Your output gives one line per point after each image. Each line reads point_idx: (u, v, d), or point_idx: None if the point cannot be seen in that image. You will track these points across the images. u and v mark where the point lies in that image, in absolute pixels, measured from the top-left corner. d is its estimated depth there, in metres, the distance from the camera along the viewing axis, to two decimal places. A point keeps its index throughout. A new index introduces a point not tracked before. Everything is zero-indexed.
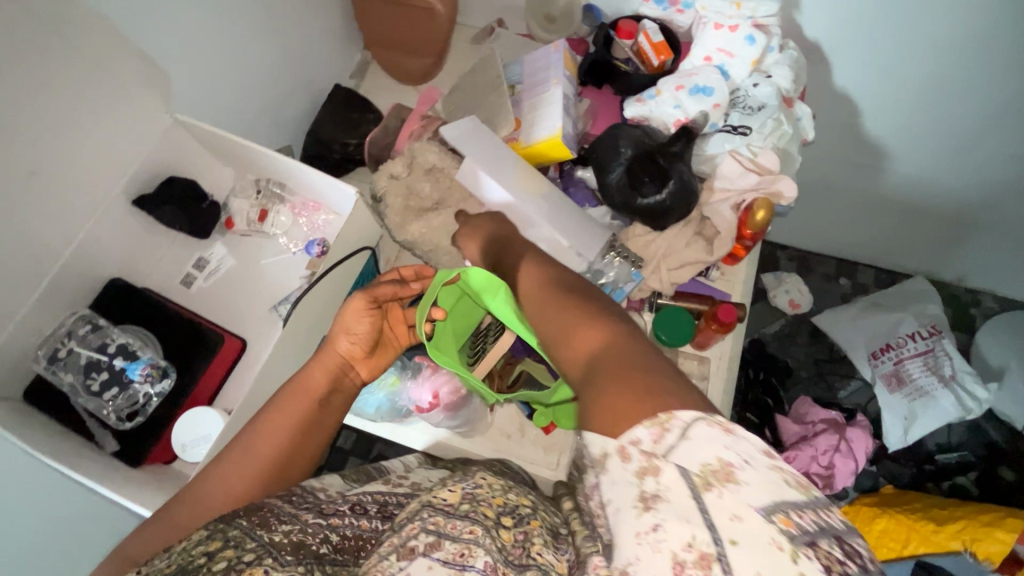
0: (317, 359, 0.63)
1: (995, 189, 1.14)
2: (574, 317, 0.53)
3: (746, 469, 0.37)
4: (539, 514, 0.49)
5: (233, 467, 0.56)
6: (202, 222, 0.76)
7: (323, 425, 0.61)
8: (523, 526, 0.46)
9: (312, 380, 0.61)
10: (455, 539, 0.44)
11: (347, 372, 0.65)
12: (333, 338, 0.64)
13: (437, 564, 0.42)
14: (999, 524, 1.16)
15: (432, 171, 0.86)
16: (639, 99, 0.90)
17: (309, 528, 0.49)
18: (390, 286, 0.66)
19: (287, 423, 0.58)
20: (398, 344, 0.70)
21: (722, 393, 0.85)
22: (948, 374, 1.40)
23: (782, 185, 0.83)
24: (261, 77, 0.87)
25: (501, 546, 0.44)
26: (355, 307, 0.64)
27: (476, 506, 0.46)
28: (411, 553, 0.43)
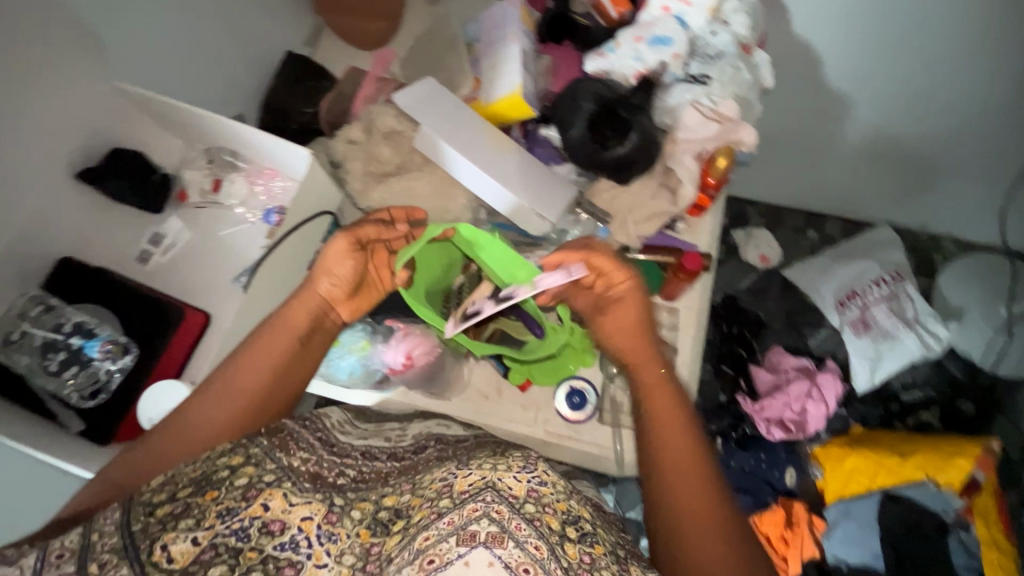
0: (296, 297, 0.64)
1: (951, 133, 1.16)
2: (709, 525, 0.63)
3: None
4: (599, 536, 0.52)
5: (216, 397, 0.60)
6: (152, 195, 0.73)
7: (305, 364, 0.65)
8: (587, 549, 0.50)
9: (291, 320, 0.64)
10: (519, 546, 0.47)
11: (327, 311, 0.66)
12: (314, 279, 0.65)
13: (497, 564, 0.46)
14: (960, 453, 1.25)
15: (391, 135, 0.84)
16: (598, 53, 0.88)
17: (325, 462, 0.59)
18: (373, 227, 0.65)
19: (267, 363, 0.62)
20: (381, 287, 0.70)
21: (693, 343, 0.86)
22: (911, 316, 1.45)
23: (743, 133, 0.84)
24: (208, 43, 0.83)
25: (568, 565, 0.48)
26: (338, 249, 0.64)
27: (541, 514, 0.50)
28: (471, 539, 0.47)
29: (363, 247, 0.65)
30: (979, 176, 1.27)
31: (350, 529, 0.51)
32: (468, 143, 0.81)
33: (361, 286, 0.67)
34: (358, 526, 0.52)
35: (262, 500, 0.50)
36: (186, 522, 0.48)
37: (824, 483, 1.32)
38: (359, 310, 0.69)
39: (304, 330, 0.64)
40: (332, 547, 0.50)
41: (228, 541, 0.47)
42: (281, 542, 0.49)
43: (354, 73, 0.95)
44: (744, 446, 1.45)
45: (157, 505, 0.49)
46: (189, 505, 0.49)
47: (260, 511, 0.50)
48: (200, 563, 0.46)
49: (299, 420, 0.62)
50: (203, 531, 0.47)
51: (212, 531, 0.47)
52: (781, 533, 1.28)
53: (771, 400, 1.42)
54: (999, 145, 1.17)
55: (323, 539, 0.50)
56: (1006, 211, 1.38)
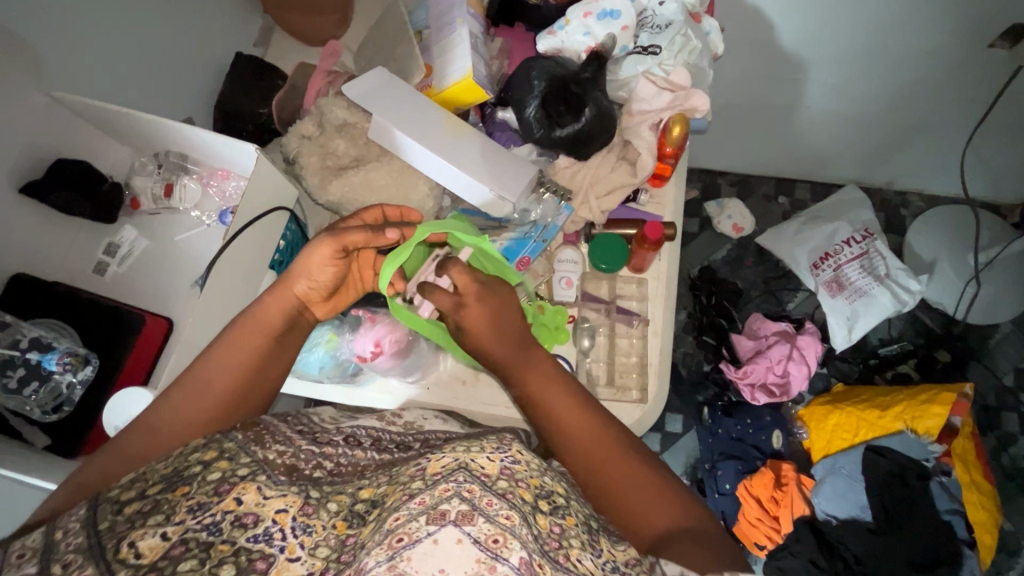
0: (272, 293, 0.63)
1: (908, 88, 1.17)
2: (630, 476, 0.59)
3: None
4: (571, 509, 0.52)
5: (187, 394, 0.57)
6: (105, 205, 0.72)
7: (280, 362, 0.64)
8: (559, 520, 0.49)
9: (267, 315, 0.62)
10: (490, 520, 0.44)
11: (303, 311, 0.65)
12: (292, 278, 0.63)
13: (468, 540, 0.43)
14: (936, 400, 1.27)
15: (344, 127, 0.84)
16: (549, 31, 0.89)
17: (301, 454, 0.55)
18: (361, 234, 0.63)
19: (241, 359, 0.60)
20: (361, 287, 0.72)
21: (664, 311, 0.87)
22: (883, 273, 1.48)
23: (696, 99, 0.85)
24: (151, 47, 0.81)
25: (538, 534, 0.47)
26: (323, 254, 0.62)
27: (514, 487, 0.48)
28: (441, 517, 0.44)
29: (347, 251, 0.64)
30: (939, 129, 1.29)
31: (327, 521, 0.47)
32: (425, 130, 0.80)
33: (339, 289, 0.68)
34: (334, 518, 0.48)
35: (235, 494, 0.46)
36: (156, 518, 0.43)
37: (810, 442, 1.38)
38: (334, 310, 0.69)
39: (282, 327, 0.63)
40: (308, 539, 0.46)
41: (199, 536, 0.43)
42: (255, 534, 0.44)
43: (304, 67, 0.93)
44: (731, 413, 1.46)
45: (125, 503, 0.44)
46: (159, 501, 0.44)
47: (233, 505, 0.45)
48: (169, 559, 0.41)
49: (279, 416, 0.60)
50: (173, 525, 0.43)
51: (183, 526, 0.43)
52: (772, 494, 1.33)
53: (753, 366, 1.43)
54: (957, 96, 1.18)
55: (299, 531, 0.46)
56: (967, 162, 1.41)
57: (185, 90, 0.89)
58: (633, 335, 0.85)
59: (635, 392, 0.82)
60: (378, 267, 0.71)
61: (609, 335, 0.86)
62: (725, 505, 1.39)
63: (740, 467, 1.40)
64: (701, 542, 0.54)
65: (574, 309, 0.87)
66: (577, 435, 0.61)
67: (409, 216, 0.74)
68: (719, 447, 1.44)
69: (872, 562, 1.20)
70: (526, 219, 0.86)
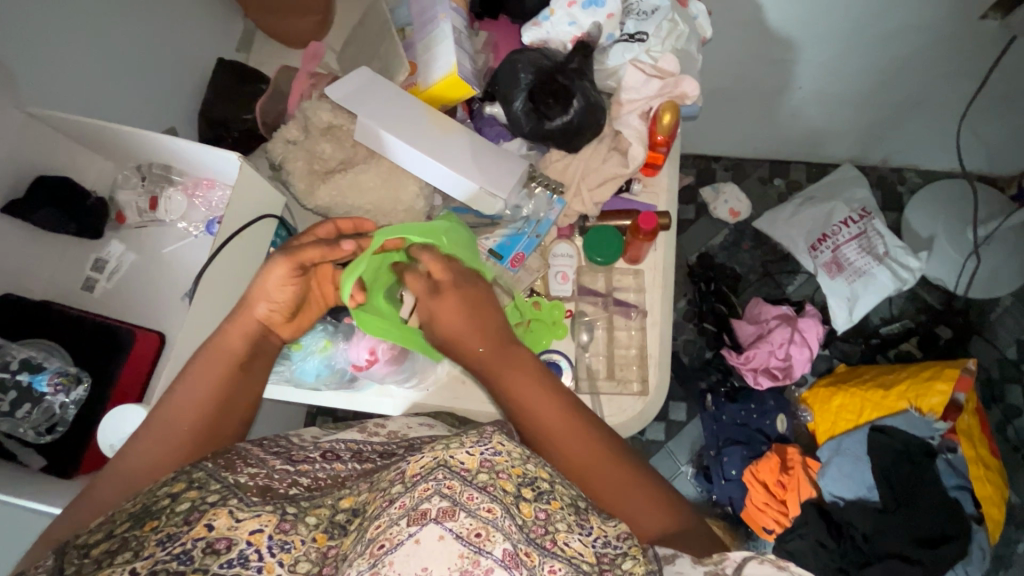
0: (231, 320, 0.62)
1: (900, 65, 1.15)
2: (625, 477, 0.59)
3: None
4: (557, 491, 0.52)
5: (155, 435, 0.57)
6: (90, 220, 0.71)
7: (249, 387, 0.63)
8: (543, 504, 0.50)
9: (228, 343, 0.61)
10: (471, 515, 0.46)
11: (268, 332, 0.65)
12: (251, 302, 0.62)
13: (450, 536, 0.44)
14: (940, 376, 1.27)
15: (330, 130, 0.83)
16: (534, 22, 0.87)
17: (275, 474, 0.53)
18: (316, 249, 0.62)
19: (206, 389, 0.59)
20: (323, 302, 0.70)
21: (662, 301, 0.86)
22: (881, 252, 1.47)
23: (685, 86, 0.84)
24: (127, 58, 0.80)
25: (522, 523, 0.48)
26: (279, 275, 0.62)
27: (495, 479, 0.49)
28: (422, 517, 0.45)
29: (304, 268, 0.63)
30: (933, 105, 1.28)
31: (306, 535, 0.48)
32: (412, 129, 0.79)
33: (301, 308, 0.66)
34: (314, 531, 0.49)
35: (206, 520, 0.45)
36: (124, 556, 0.43)
37: (815, 425, 1.38)
38: (300, 329, 0.68)
39: (245, 354, 0.63)
40: (287, 557, 0.46)
41: (169, 566, 0.42)
42: (228, 560, 0.44)
43: (286, 70, 0.92)
44: (734, 399, 1.46)
45: (93, 545, 0.44)
46: (127, 539, 0.44)
47: (204, 532, 0.45)
48: None
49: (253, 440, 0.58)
50: (142, 559, 0.42)
51: (152, 559, 0.42)
52: (778, 478, 1.33)
53: (756, 351, 1.42)
54: (950, 71, 1.16)
55: (276, 549, 0.46)
56: (962, 136, 1.39)
57: (165, 99, 0.88)
58: (632, 328, 0.85)
59: (637, 384, 0.82)
60: (338, 280, 0.69)
61: (607, 328, 0.85)
62: (732, 490, 1.41)
63: (745, 452, 1.40)
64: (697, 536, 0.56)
65: (571, 303, 0.87)
66: (573, 446, 0.60)
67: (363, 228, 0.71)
68: (724, 433, 1.44)
69: (881, 539, 1.20)
70: (518, 216, 0.85)
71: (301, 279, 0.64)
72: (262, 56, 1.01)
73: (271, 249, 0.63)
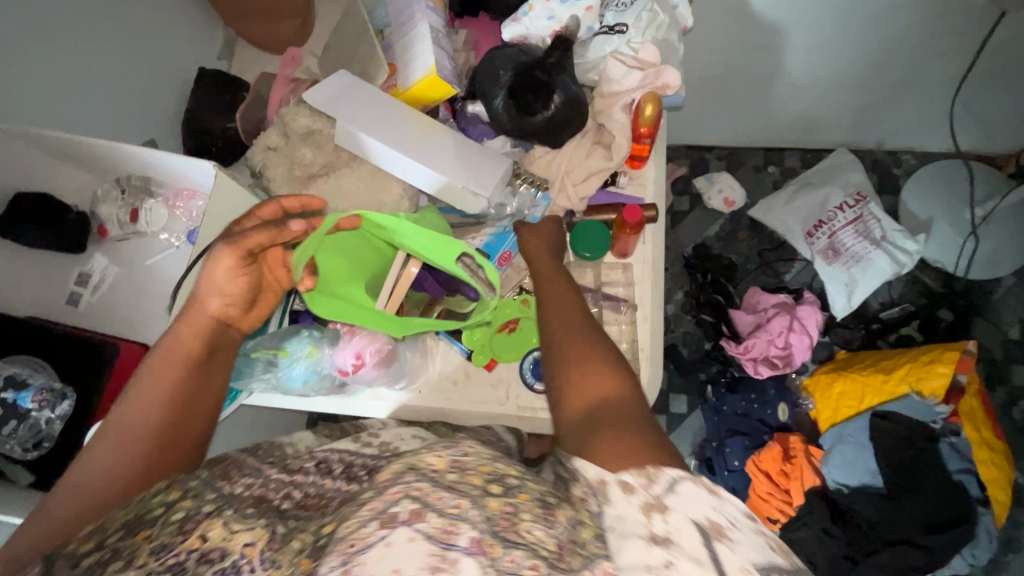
0: (183, 320, 0.61)
1: (889, 44, 1.13)
2: (585, 355, 0.65)
3: (733, 529, 0.47)
4: (526, 486, 0.49)
5: (113, 444, 0.56)
6: (71, 235, 0.71)
7: (210, 386, 0.62)
8: (511, 498, 0.47)
9: (182, 343, 0.61)
10: (439, 513, 0.43)
11: (227, 325, 0.64)
12: (201, 298, 0.62)
13: (420, 537, 0.41)
14: (940, 359, 1.25)
15: (309, 135, 0.83)
16: (513, 19, 0.87)
17: (271, 484, 0.55)
18: (262, 234, 0.61)
19: (163, 391, 0.59)
20: (279, 286, 0.68)
21: (652, 294, 0.85)
22: (878, 236, 1.45)
23: (667, 76, 0.83)
24: (104, 71, 0.80)
25: (488, 515, 0.45)
26: (226, 265, 0.61)
27: (463, 476, 0.47)
28: (393, 520, 0.42)
29: (253, 255, 0.62)
30: (925, 85, 1.26)
31: (291, 559, 0.43)
32: (391, 131, 0.79)
33: (255, 298, 0.66)
34: (297, 556, 0.44)
35: (201, 531, 0.45)
36: (116, 564, 0.42)
37: (816, 413, 1.37)
38: (257, 321, 0.67)
39: (200, 352, 0.61)
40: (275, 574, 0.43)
41: None
42: (222, 568, 0.43)
43: (266, 77, 0.92)
44: (734, 389, 1.46)
45: (82, 555, 0.43)
46: (119, 548, 0.43)
47: (198, 543, 0.44)
48: None
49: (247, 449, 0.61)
50: (135, 569, 0.42)
51: (145, 569, 0.42)
52: (780, 467, 1.32)
53: (754, 340, 1.41)
54: (941, 49, 1.15)
55: (266, 565, 0.44)
56: (957, 115, 1.38)
57: (146, 110, 0.88)
58: (622, 322, 0.84)
59: None
60: (288, 262, 0.67)
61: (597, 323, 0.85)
62: (735, 482, 1.38)
63: (747, 442, 1.39)
64: (627, 436, 0.55)
65: None
66: (558, 333, 0.69)
67: (312, 205, 0.69)
68: (725, 424, 1.43)
69: (884, 526, 1.20)
70: (502, 213, 0.85)
71: (251, 267, 0.63)
72: (243, 64, 1.01)
73: (214, 240, 0.62)
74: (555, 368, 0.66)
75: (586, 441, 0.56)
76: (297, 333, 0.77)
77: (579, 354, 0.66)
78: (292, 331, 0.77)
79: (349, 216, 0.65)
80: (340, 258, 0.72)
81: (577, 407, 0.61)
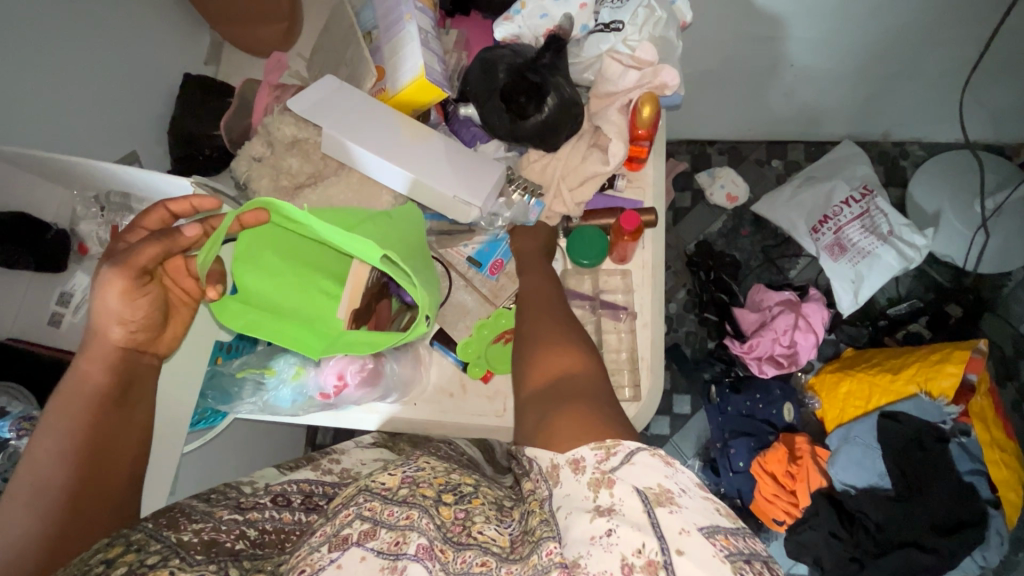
0: (86, 355, 0.58)
1: (895, 34, 1.10)
2: (551, 335, 0.65)
3: (681, 496, 0.47)
4: (480, 491, 0.55)
5: (22, 498, 0.52)
6: (52, 254, 0.70)
7: (132, 422, 0.60)
8: (463, 504, 0.52)
9: (90, 380, 0.58)
10: (390, 529, 0.48)
11: (139, 352, 0.62)
12: (101, 329, 0.59)
13: (370, 555, 0.47)
14: (950, 358, 1.22)
15: (296, 144, 0.81)
16: (505, 17, 0.83)
17: (223, 525, 0.52)
18: (155, 248, 0.58)
19: (75, 432, 0.56)
20: (190, 299, 0.65)
21: (652, 300, 0.83)
22: (886, 231, 1.41)
23: (665, 75, 0.80)
24: (86, 81, 0.77)
25: (441, 523, 0.49)
26: (119, 290, 0.58)
27: (415, 489, 0.51)
28: (344, 542, 0.47)
29: (149, 270, 0.59)
30: (934, 75, 1.23)
31: None
32: (379, 137, 0.76)
33: (166, 315, 0.63)
34: None
35: None
36: None
37: (823, 412, 1.35)
38: (173, 337, 0.65)
39: (115, 386, 0.59)
40: None
41: None
42: None
43: (252, 81, 0.89)
44: (738, 390, 1.43)
45: None
46: None
47: None
48: None
49: (200, 495, 0.56)
50: None
51: None
52: (787, 469, 1.30)
53: (758, 340, 1.38)
54: (949, 38, 1.11)
55: None
56: (966, 105, 1.34)
57: (131, 120, 0.86)
58: (621, 330, 0.81)
59: (629, 389, 0.79)
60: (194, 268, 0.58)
61: (596, 331, 0.83)
62: (740, 483, 1.37)
63: (752, 443, 1.37)
64: (584, 412, 0.55)
65: None
66: (528, 319, 0.69)
67: (205, 205, 0.62)
68: (730, 424, 1.42)
69: (893, 528, 1.18)
70: (494, 223, 0.83)
71: (149, 285, 0.60)
72: (231, 69, 0.99)
73: (98, 262, 0.58)
74: (521, 349, 0.66)
75: (543, 419, 0.57)
76: (283, 353, 0.76)
77: (541, 334, 0.66)
78: (279, 350, 0.77)
79: (252, 210, 0.59)
80: (284, 257, 0.68)
81: (538, 382, 0.62)
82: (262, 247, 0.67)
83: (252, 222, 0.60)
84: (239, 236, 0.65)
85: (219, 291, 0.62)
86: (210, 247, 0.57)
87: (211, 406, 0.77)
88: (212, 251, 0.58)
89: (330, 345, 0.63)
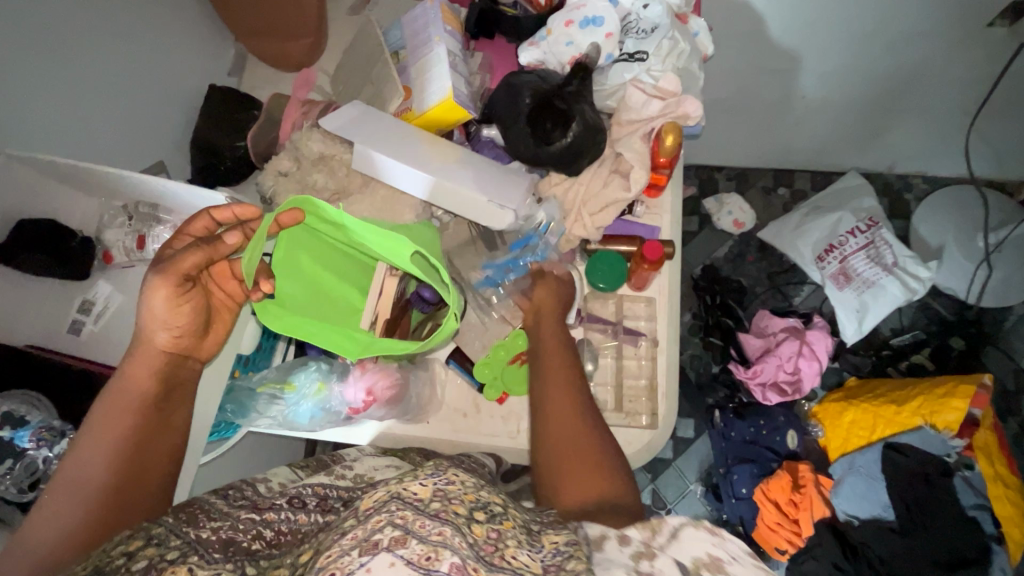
0: (133, 360, 0.58)
1: (903, 72, 1.12)
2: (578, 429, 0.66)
3: (731, 563, 0.49)
4: (510, 513, 0.48)
5: (57, 494, 0.52)
6: (76, 262, 0.70)
7: (170, 426, 0.59)
8: (496, 525, 0.46)
9: (133, 390, 0.57)
10: (423, 540, 0.42)
11: (184, 358, 0.61)
12: (148, 332, 0.58)
13: (400, 563, 0.40)
14: (955, 393, 1.22)
15: (321, 161, 0.82)
16: (531, 43, 0.86)
17: (240, 524, 0.50)
18: (196, 257, 0.57)
19: (113, 435, 0.55)
20: (232, 304, 0.65)
21: (668, 328, 0.84)
22: (890, 262, 1.42)
23: (687, 106, 0.82)
24: (115, 90, 0.78)
25: (473, 541, 0.44)
26: (164, 297, 0.57)
27: (447, 505, 0.45)
28: (373, 547, 0.41)
29: (192, 278, 0.59)
30: (938, 113, 1.26)
31: None
32: (407, 149, 0.78)
33: (209, 322, 0.62)
34: None
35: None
36: None
37: (826, 441, 1.34)
38: (215, 345, 0.64)
39: (156, 393, 0.58)
40: None
41: None
42: None
43: (278, 97, 0.91)
44: (743, 416, 1.42)
45: None
46: None
47: None
48: None
49: (218, 491, 0.55)
50: None
51: None
52: (790, 497, 1.29)
53: (763, 365, 1.37)
54: (958, 77, 1.13)
55: None
56: (970, 142, 1.37)
57: (154, 129, 0.87)
58: (641, 357, 0.82)
59: (645, 417, 0.79)
60: (242, 270, 0.57)
61: (616, 356, 0.83)
62: (743, 509, 1.37)
63: (755, 470, 1.37)
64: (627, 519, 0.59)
65: (575, 330, 0.84)
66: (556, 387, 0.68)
67: (246, 214, 0.62)
68: (733, 451, 1.41)
69: (896, 562, 1.17)
70: (533, 219, 0.84)
71: (191, 291, 0.60)
72: (255, 81, 1.00)
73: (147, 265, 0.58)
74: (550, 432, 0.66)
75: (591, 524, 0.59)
76: (304, 367, 0.77)
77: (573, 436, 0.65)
78: (300, 364, 0.78)
79: (292, 210, 0.59)
80: (321, 268, 0.68)
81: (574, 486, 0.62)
82: (296, 252, 0.65)
83: (289, 222, 0.60)
84: (278, 238, 0.63)
85: (271, 287, 0.62)
86: (254, 246, 0.56)
87: (226, 420, 0.76)
88: (255, 254, 0.57)
89: (365, 344, 0.61)
